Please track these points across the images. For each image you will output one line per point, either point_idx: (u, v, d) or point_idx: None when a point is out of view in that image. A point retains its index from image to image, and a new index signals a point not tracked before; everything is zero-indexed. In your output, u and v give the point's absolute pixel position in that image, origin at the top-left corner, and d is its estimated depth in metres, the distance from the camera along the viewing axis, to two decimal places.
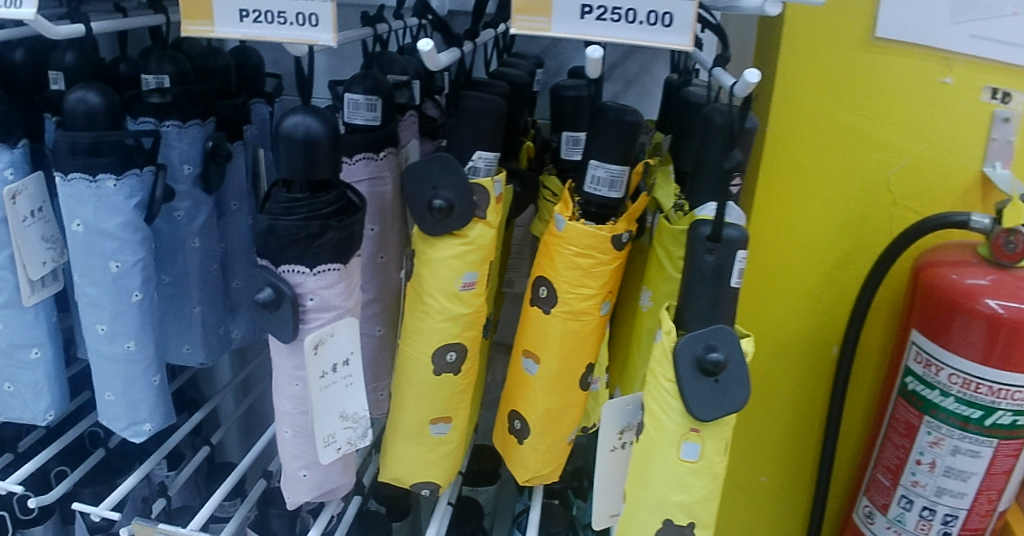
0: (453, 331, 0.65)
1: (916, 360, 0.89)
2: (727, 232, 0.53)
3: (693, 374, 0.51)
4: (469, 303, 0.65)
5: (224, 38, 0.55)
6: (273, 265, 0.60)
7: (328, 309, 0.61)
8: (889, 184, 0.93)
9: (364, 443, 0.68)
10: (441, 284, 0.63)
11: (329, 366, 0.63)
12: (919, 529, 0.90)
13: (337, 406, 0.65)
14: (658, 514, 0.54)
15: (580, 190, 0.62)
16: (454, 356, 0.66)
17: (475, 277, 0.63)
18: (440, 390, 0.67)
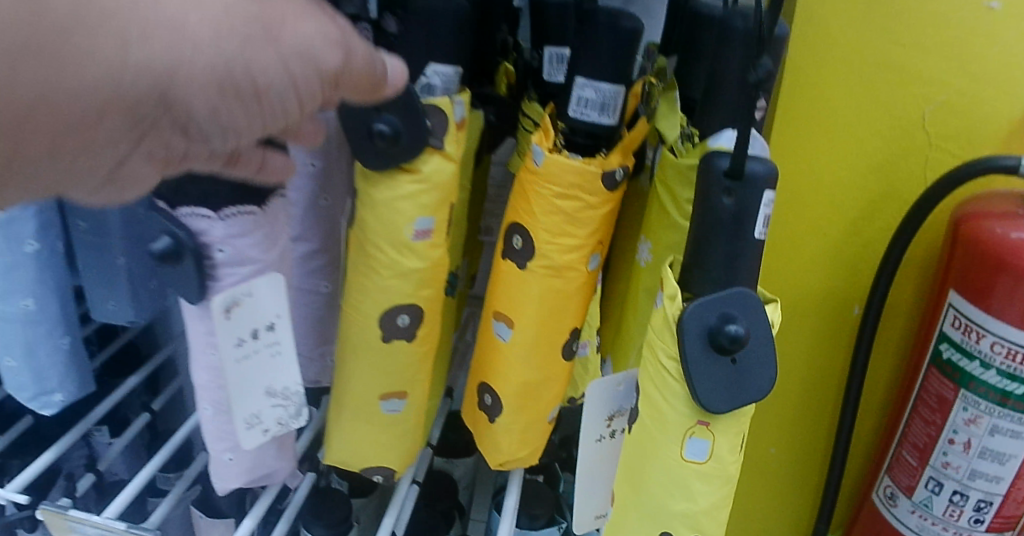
0: (405, 289, 0.53)
1: (953, 326, 0.77)
2: (751, 166, 0.40)
3: (703, 351, 0.39)
4: (424, 256, 0.53)
5: None
6: (171, 207, 0.50)
7: (244, 263, 0.52)
8: (925, 126, 0.78)
9: (298, 423, 0.60)
10: (387, 232, 0.51)
11: (247, 332, 0.54)
12: (948, 515, 0.80)
13: (262, 381, 0.56)
14: (654, 525, 0.43)
15: (563, 115, 0.50)
16: (407, 320, 0.55)
17: (431, 224, 0.51)
18: (391, 359, 0.56)
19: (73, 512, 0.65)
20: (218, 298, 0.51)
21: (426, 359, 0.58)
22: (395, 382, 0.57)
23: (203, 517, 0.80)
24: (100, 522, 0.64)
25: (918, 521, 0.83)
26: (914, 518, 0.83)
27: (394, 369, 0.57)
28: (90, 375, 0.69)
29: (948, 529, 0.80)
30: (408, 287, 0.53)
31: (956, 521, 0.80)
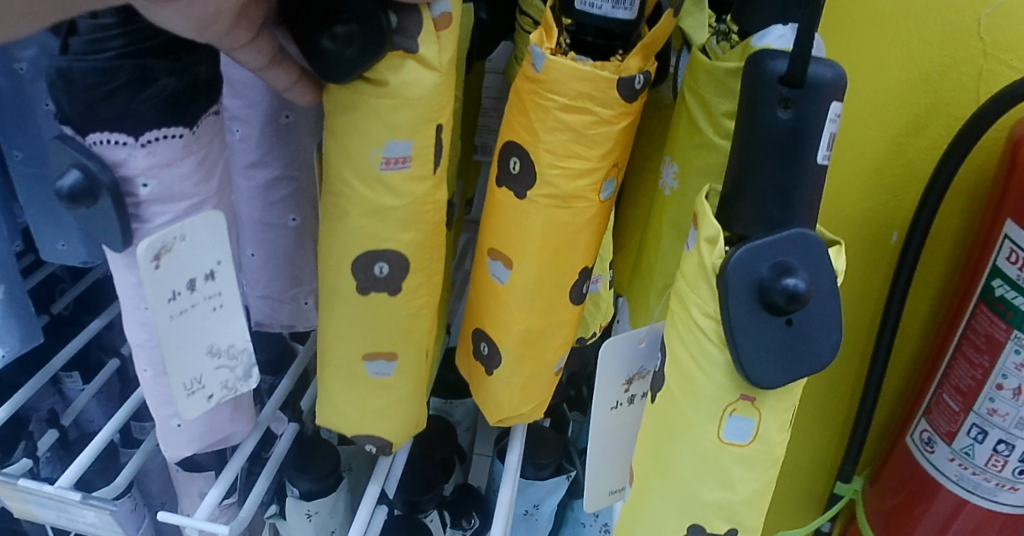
0: (380, 232, 0.47)
1: (1009, 261, 0.68)
2: (814, 68, 0.31)
3: (752, 309, 0.31)
4: (400, 192, 0.46)
5: None
6: (80, 135, 0.43)
7: (172, 200, 0.45)
8: (981, 31, 0.67)
9: (247, 387, 0.54)
10: (353, 154, 0.44)
11: (182, 283, 0.47)
12: (990, 465, 0.73)
13: (204, 338, 0.50)
14: (683, 518, 0.36)
15: (568, 8, 0.40)
16: (387, 268, 0.48)
17: (407, 149, 0.44)
18: (380, 307, 0.49)
19: (23, 483, 0.60)
20: (143, 246, 0.43)
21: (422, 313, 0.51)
22: (389, 339, 0.51)
23: (181, 471, 0.74)
24: (52, 493, 0.59)
25: (957, 470, 0.76)
26: (953, 467, 0.77)
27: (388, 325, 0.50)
28: (36, 324, 0.63)
29: (989, 480, 0.74)
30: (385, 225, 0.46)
31: (999, 472, 0.73)
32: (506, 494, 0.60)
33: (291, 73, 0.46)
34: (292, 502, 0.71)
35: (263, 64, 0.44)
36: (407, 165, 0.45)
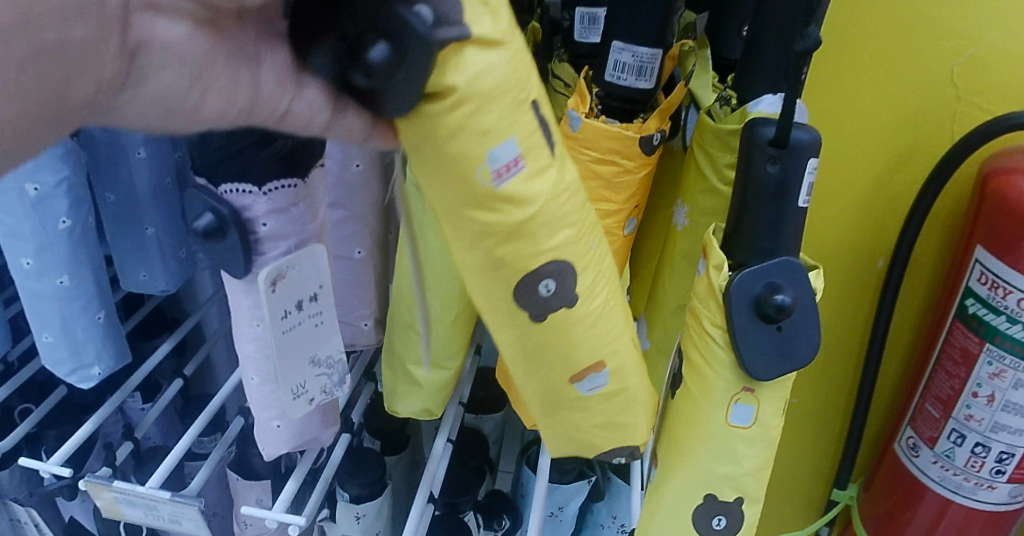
0: (526, 250, 0.41)
1: (980, 282, 0.77)
2: (796, 134, 0.40)
3: (752, 321, 0.41)
4: (528, 199, 0.39)
5: None
6: (212, 184, 0.50)
7: (284, 237, 0.52)
8: (955, 78, 0.78)
9: (340, 391, 0.62)
10: (453, 182, 0.38)
11: (293, 304, 0.55)
12: (969, 466, 0.82)
13: (307, 351, 0.58)
14: (699, 489, 0.45)
15: (598, 79, 0.50)
16: (555, 281, 0.42)
17: (512, 147, 0.38)
18: (572, 324, 0.45)
19: (118, 484, 0.68)
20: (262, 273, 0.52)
21: (610, 309, 0.47)
22: (594, 347, 0.47)
23: (240, 479, 0.82)
24: (145, 492, 0.67)
25: (940, 472, 0.84)
26: (936, 469, 0.85)
27: (592, 337, 0.46)
28: (125, 345, 0.71)
29: (969, 480, 0.82)
30: (546, 227, 0.41)
31: (977, 472, 0.81)
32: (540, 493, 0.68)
33: (364, 121, 0.36)
34: (344, 505, 0.79)
35: (325, 122, 0.36)
36: (522, 164, 0.38)
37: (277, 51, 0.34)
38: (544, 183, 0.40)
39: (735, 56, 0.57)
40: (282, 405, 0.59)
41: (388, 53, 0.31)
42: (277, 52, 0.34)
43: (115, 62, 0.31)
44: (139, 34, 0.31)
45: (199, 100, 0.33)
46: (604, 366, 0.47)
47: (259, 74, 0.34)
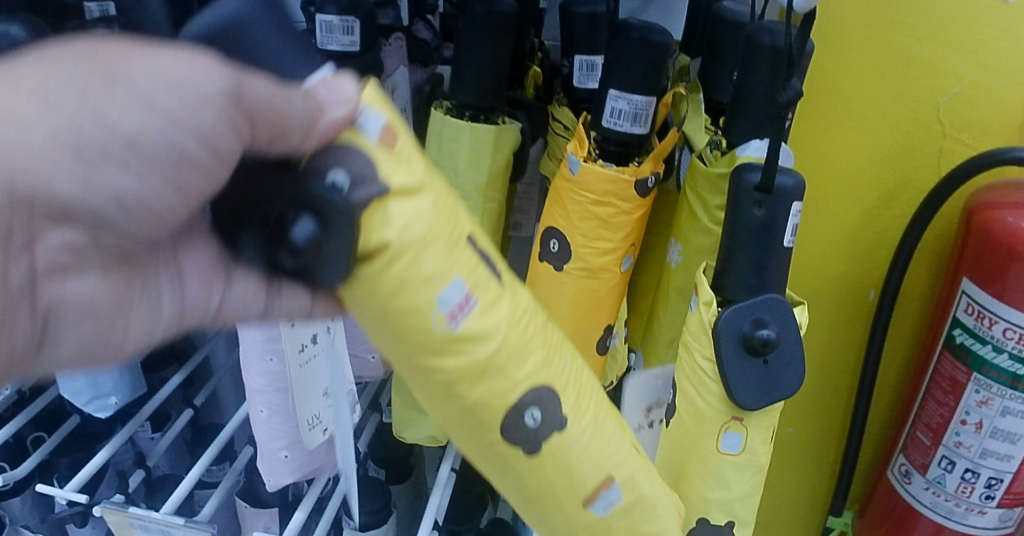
0: (501, 382, 0.40)
1: (966, 313, 0.80)
2: (781, 180, 0.43)
3: (739, 355, 0.43)
4: (486, 334, 0.39)
5: None
6: None
7: None
8: (940, 115, 0.83)
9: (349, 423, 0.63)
10: (407, 328, 0.38)
11: (308, 338, 0.57)
12: (960, 492, 0.85)
13: (320, 383, 0.60)
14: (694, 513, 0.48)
15: (596, 124, 0.53)
16: (540, 409, 0.41)
17: (461, 287, 0.38)
18: (568, 448, 0.42)
19: (134, 510, 0.70)
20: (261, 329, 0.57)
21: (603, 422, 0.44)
22: (596, 466, 0.43)
23: (248, 507, 0.84)
24: (160, 518, 0.69)
25: (932, 498, 0.87)
26: (928, 495, 0.88)
27: (595, 456, 0.43)
28: (140, 375, 0.74)
29: (959, 505, 0.85)
30: (515, 358, 0.40)
31: (967, 498, 0.84)
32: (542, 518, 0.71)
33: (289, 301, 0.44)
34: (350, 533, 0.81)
35: (256, 309, 0.47)
36: (473, 299, 0.38)
37: (194, 257, 0.46)
38: (500, 311, 0.40)
39: (727, 99, 0.59)
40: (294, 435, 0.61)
41: (314, 229, 0.34)
42: (194, 258, 0.46)
43: (28, 325, 0.39)
44: (50, 299, 0.39)
45: (126, 328, 0.44)
46: (615, 480, 0.44)
47: (186, 285, 0.46)
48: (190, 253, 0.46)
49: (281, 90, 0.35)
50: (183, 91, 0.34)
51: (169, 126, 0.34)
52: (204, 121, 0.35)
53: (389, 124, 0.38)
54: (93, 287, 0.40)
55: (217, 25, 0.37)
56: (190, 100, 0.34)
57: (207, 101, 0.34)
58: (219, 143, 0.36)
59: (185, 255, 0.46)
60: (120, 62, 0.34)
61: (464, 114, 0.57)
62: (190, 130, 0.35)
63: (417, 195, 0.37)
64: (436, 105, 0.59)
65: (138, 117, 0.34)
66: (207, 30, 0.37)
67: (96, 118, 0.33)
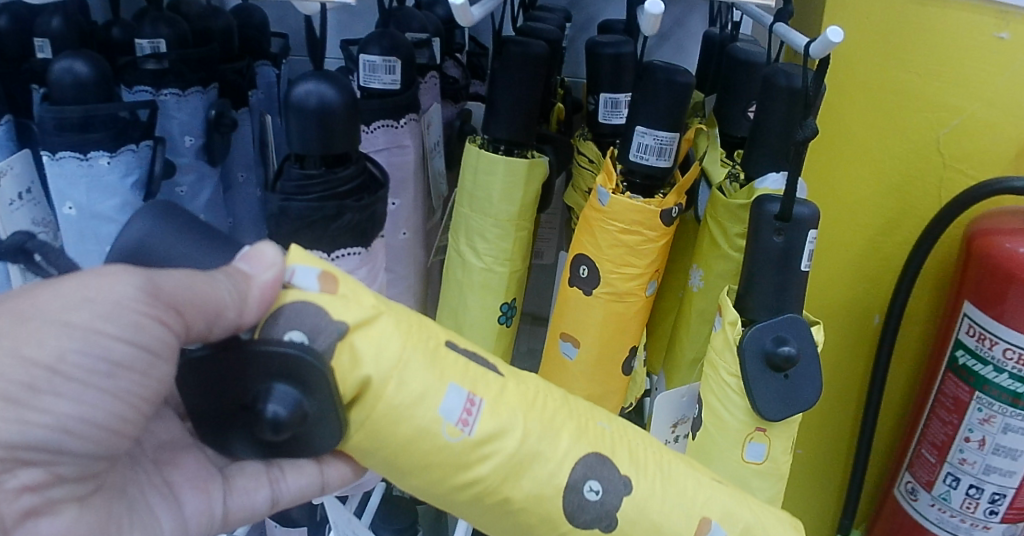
0: (541, 466, 0.45)
1: (968, 334, 0.84)
2: (798, 209, 0.47)
3: (762, 370, 0.47)
4: (498, 428, 0.44)
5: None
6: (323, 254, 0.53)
7: None
8: (941, 146, 0.88)
9: None
10: (425, 452, 0.43)
11: None
12: (964, 508, 0.88)
13: None
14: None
15: (624, 158, 0.57)
16: (598, 481, 0.46)
17: (458, 392, 0.43)
18: (643, 509, 0.46)
19: None
20: None
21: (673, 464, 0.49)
22: (684, 512, 0.47)
23: (278, 526, 0.87)
24: None
25: (938, 514, 0.91)
26: (934, 511, 0.92)
27: (675, 500, 0.47)
28: None
29: (964, 520, 0.89)
30: (546, 441, 0.45)
31: (972, 513, 0.88)
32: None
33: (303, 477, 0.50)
34: None
35: (260, 494, 0.51)
36: (478, 398, 0.44)
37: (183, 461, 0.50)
38: (510, 403, 0.45)
39: (742, 135, 0.64)
40: None
41: (291, 393, 0.40)
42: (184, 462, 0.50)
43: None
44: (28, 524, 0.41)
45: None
46: (711, 521, 0.47)
47: (173, 488, 0.49)
48: (176, 466, 0.50)
49: (206, 277, 0.42)
50: (96, 304, 0.39)
51: (92, 339, 0.39)
52: (127, 322, 0.40)
53: (324, 274, 0.44)
54: (68, 523, 0.41)
55: (145, 240, 0.45)
56: (108, 308, 0.40)
57: (123, 305, 0.40)
58: (146, 340, 0.40)
59: (172, 476, 0.49)
60: (34, 304, 0.40)
61: (498, 148, 0.61)
62: (112, 331, 0.40)
63: (375, 324, 0.42)
64: (469, 140, 0.63)
65: (57, 342, 0.39)
66: (137, 246, 0.45)
67: (12, 353, 0.38)
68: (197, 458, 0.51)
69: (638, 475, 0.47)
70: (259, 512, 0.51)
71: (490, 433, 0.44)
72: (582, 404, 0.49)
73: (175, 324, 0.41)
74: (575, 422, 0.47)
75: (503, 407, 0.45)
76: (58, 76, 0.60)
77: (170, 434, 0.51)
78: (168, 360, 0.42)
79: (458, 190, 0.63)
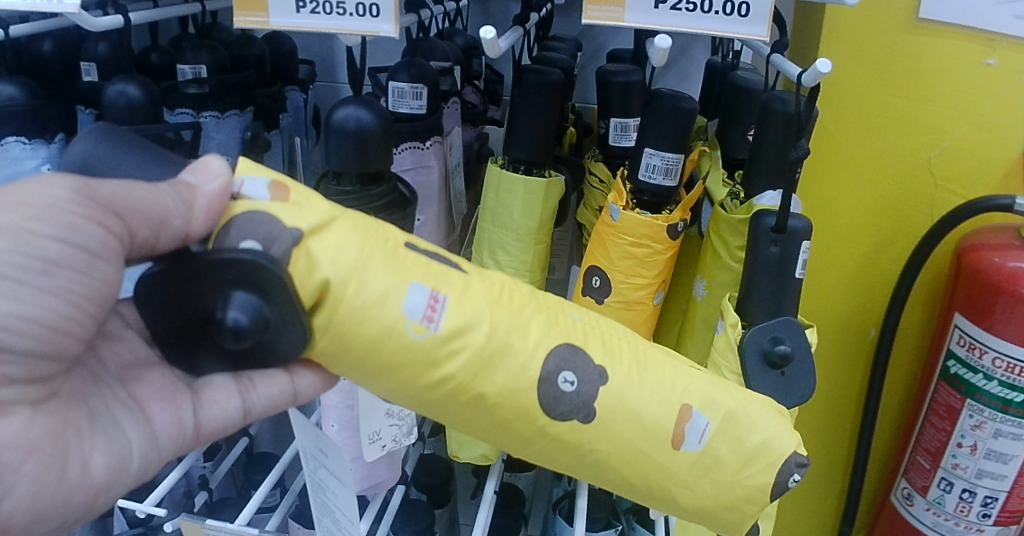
0: (506, 361, 0.46)
1: (959, 344, 0.89)
2: (792, 222, 0.52)
3: (761, 366, 0.52)
4: (460, 330, 0.45)
5: (280, 30, 0.50)
6: None
7: None
8: (931, 167, 0.93)
9: (410, 440, 0.63)
10: (396, 352, 0.44)
11: None
12: (958, 511, 0.93)
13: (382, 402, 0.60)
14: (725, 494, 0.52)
15: (633, 178, 0.62)
16: (572, 373, 0.47)
17: (422, 288, 0.45)
18: (618, 399, 0.48)
19: (210, 521, 0.73)
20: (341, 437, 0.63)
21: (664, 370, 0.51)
22: (665, 406, 0.49)
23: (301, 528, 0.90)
24: (234, 528, 0.72)
25: (933, 518, 0.96)
26: (930, 516, 0.96)
27: (653, 390, 0.49)
28: None
29: (959, 524, 0.93)
30: (515, 333, 0.47)
31: (966, 516, 0.92)
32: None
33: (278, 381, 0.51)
34: None
35: (236, 406, 0.53)
36: (440, 295, 0.45)
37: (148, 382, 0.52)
38: (468, 304, 0.46)
39: (741, 156, 0.69)
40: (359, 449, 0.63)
41: (251, 298, 0.42)
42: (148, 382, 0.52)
43: None
44: None
45: (84, 463, 0.48)
46: (692, 406, 0.49)
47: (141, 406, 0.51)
48: (142, 383, 0.52)
49: (150, 188, 0.44)
50: (29, 206, 0.42)
51: (26, 238, 0.42)
52: (64, 224, 0.42)
53: (275, 184, 0.45)
54: (18, 427, 0.44)
55: (91, 157, 0.47)
56: (43, 210, 0.42)
57: (59, 207, 0.42)
58: (85, 240, 0.43)
59: (138, 390, 0.52)
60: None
61: (517, 168, 0.66)
62: (47, 231, 0.42)
63: (326, 231, 0.44)
64: (490, 161, 0.68)
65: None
66: (82, 163, 0.47)
67: None
68: (163, 374, 0.53)
69: (614, 365, 0.49)
70: (232, 423, 0.53)
71: (456, 328, 0.45)
72: (552, 297, 0.51)
73: (116, 226, 0.43)
74: (543, 315, 0.49)
75: (467, 304, 0.46)
76: (112, 99, 0.66)
77: (135, 354, 0.53)
78: (111, 261, 0.44)
79: (479, 209, 0.68)
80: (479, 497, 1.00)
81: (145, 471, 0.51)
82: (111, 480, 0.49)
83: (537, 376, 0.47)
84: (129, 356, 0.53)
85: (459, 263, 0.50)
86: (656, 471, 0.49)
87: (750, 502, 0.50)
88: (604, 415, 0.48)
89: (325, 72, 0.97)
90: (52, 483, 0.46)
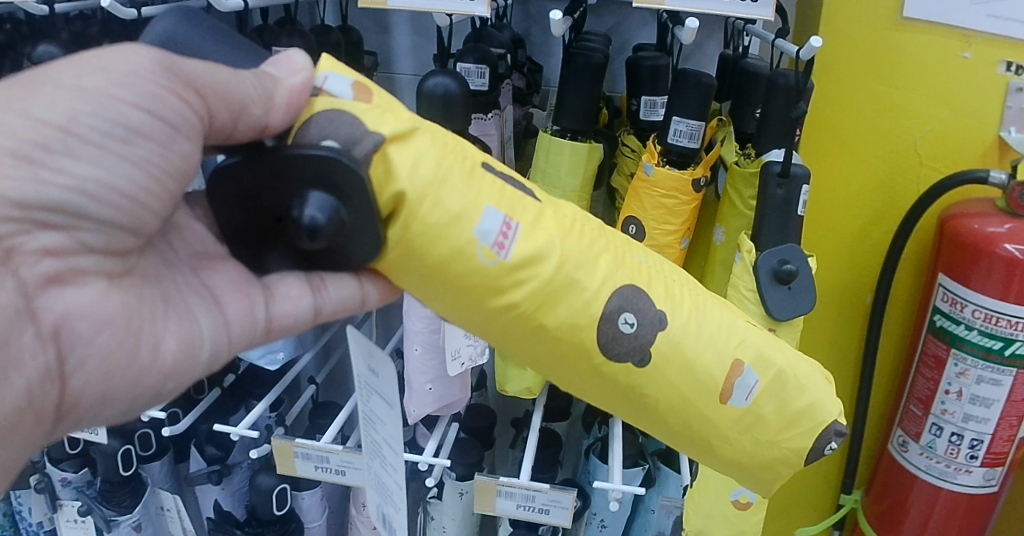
0: (568, 290, 0.54)
1: (943, 300, 1.02)
2: (795, 169, 0.65)
3: (772, 283, 0.65)
4: (529, 254, 0.52)
5: (395, 9, 0.67)
6: None
7: None
8: (917, 147, 1.05)
9: (482, 361, 0.77)
10: (469, 275, 0.51)
11: None
12: (948, 453, 1.04)
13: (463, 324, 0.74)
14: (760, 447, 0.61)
15: (663, 142, 0.75)
16: (633, 316, 0.55)
17: (496, 213, 0.52)
18: (672, 339, 0.57)
19: (299, 440, 0.85)
20: (423, 359, 0.77)
21: (712, 315, 0.60)
22: (725, 354, 0.58)
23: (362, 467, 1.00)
24: (321, 445, 0.84)
25: (926, 461, 1.07)
26: (923, 459, 1.08)
27: (709, 344, 0.58)
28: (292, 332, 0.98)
29: (949, 465, 1.05)
30: (584, 270, 0.54)
31: (955, 458, 1.04)
32: (617, 470, 0.89)
33: (350, 284, 0.56)
34: (451, 484, 0.97)
35: (307, 303, 0.59)
36: (513, 222, 0.52)
37: (223, 272, 0.59)
38: (541, 238, 0.53)
39: (750, 130, 0.82)
40: (439, 369, 0.77)
41: (323, 197, 0.48)
42: (222, 274, 0.59)
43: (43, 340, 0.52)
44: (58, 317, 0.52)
45: (156, 346, 0.56)
46: (743, 362, 0.59)
47: (216, 296, 0.59)
48: (211, 271, 0.59)
49: (231, 73, 0.50)
50: (112, 71, 0.48)
51: (107, 103, 0.48)
52: (144, 93, 0.48)
53: (357, 84, 0.52)
54: (95, 297, 0.53)
55: (171, 37, 0.52)
56: (127, 77, 0.48)
57: (141, 76, 0.48)
58: (165, 112, 0.49)
59: (210, 279, 0.59)
60: (61, 72, 0.49)
61: (565, 135, 0.80)
62: (128, 97, 0.48)
63: (405, 144, 0.50)
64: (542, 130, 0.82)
65: (70, 107, 0.48)
66: (166, 38, 0.52)
67: (26, 115, 0.47)
68: (235, 269, 0.59)
69: (673, 311, 0.58)
70: (302, 319, 0.59)
71: (526, 256, 0.52)
72: (622, 240, 0.59)
73: (195, 102, 0.49)
74: (614, 255, 0.57)
75: (538, 233, 0.53)
76: None
77: (204, 246, 0.60)
78: (189, 137, 0.50)
79: (532, 170, 0.81)
80: (516, 446, 1.10)
81: (213, 361, 0.60)
82: (179, 362, 0.58)
83: (598, 314, 0.55)
84: (198, 246, 0.60)
85: (533, 193, 0.57)
86: (701, 420, 0.59)
87: (782, 462, 0.62)
88: (658, 359, 0.57)
89: (382, 63, 1.09)
90: (125, 359, 0.55)
